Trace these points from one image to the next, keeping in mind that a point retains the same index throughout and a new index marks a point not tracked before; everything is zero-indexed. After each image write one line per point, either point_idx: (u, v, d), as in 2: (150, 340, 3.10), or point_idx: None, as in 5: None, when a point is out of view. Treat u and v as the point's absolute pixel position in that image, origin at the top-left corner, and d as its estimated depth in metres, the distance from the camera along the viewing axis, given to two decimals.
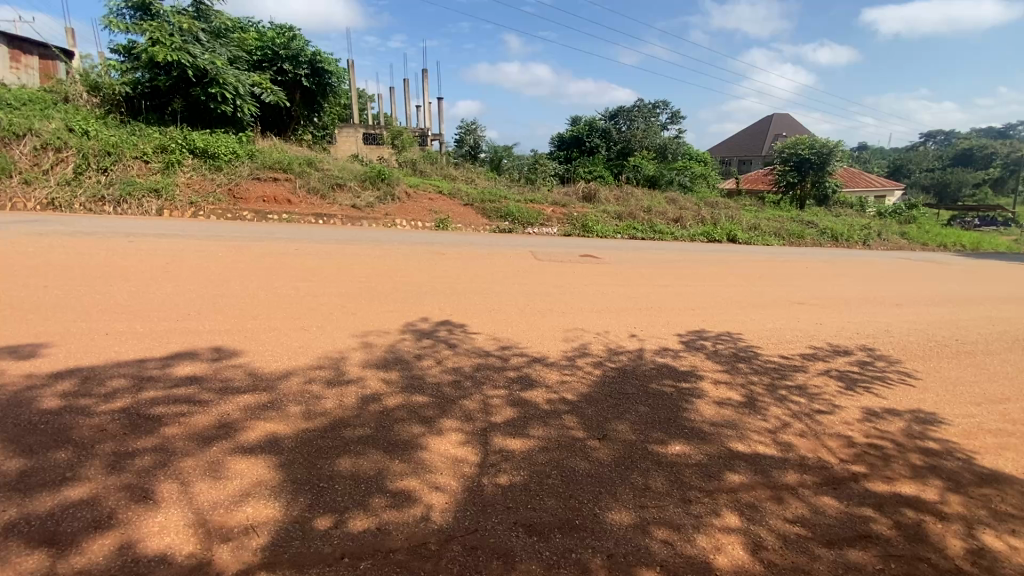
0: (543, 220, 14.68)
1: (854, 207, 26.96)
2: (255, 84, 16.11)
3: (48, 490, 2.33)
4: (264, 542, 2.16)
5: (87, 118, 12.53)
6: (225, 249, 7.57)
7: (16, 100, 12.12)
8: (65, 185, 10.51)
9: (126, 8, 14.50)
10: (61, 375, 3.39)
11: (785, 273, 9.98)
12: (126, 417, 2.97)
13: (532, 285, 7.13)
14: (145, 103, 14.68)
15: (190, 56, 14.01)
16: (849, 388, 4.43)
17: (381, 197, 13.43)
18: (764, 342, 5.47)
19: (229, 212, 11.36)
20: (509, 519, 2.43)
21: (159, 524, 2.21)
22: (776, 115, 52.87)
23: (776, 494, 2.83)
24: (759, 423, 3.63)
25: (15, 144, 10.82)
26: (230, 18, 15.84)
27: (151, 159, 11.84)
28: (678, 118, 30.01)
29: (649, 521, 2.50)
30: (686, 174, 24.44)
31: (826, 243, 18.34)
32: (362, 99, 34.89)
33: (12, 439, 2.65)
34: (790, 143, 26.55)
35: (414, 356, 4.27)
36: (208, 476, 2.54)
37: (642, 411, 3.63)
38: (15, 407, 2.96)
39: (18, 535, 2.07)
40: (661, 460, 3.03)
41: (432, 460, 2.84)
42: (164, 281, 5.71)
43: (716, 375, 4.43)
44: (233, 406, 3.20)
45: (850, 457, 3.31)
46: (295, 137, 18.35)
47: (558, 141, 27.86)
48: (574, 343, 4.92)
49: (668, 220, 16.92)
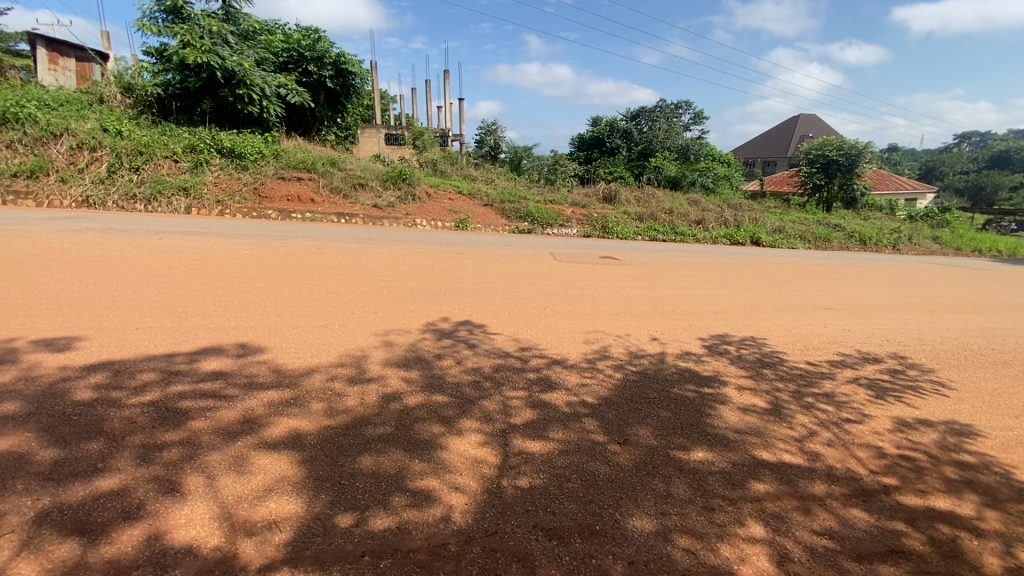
0: (563, 220, 14.65)
1: (882, 210, 26.28)
2: (281, 85, 16.41)
3: (80, 480, 2.39)
4: (286, 538, 2.18)
5: (122, 118, 12.94)
6: (250, 247, 7.72)
7: (54, 100, 12.55)
8: (99, 183, 10.85)
9: (159, 11, 14.91)
10: (93, 368, 3.49)
11: (810, 277, 9.76)
12: (155, 410, 3.04)
13: (552, 286, 7.11)
14: (176, 104, 15.04)
15: (219, 58, 14.39)
16: (879, 397, 4.30)
17: (403, 197, 13.56)
18: (790, 348, 5.34)
19: (255, 211, 11.57)
20: (529, 522, 2.41)
21: (185, 516, 2.26)
22: (801, 115, 51.81)
23: (803, 505, 2.75)
24: (785, 431, 3.54)
25: (53, 143, 11.23)
26: (258, 21, 16.16)
27: (181, 158, 12.14)
28: (702, 119, 29.66)
29: (671, 528, 2.46)
30: (708, 175, 24.17)
31: (854, 247, 17.89)
32: (384, 100, 35.40)
33: (47, 430, 2.74)
34: (818, 144, 25.93)
35: (434, 356, 4.28)
36: (233, 470, 2.58)
37: (664, 416, 3.57)
38: (50, 398, 3.06)
39: (52, 523, 2.13)
40: (683, 467, 2.97)
41: (452, 460, 2.84)
42: (191, 277, 5.84)
43: (740, 381, 4.34)
44: (257, 402, 3.25)
45: (880, 469, 3.20)
46: (319, 137, 18.67)
47: (578, 142, 27.74)
48: (595, 345, 4.89)
49: (689, 222, 16.72)
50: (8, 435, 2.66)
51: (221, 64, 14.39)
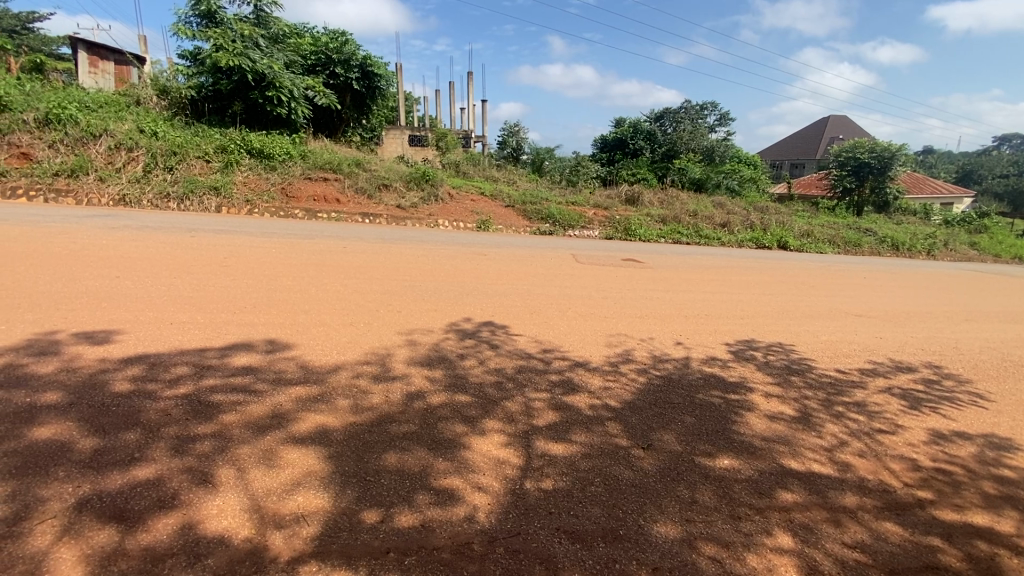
0: (584, 222, 14.59)
1: (916, 215, 25.44)
2: (309, 87, 16.73)
3: (118, 469, 2.48)
4: (314, 532, 2.22)
5: (157, 120, 13.38)
6: (278, 246, 7.89)
7: (95, 103, 13.05)
8: (135, 181, 11.25)
9: (193, 16, 15.35)
10: (130, 361, 3.61)
11: (840, 283, 9.50)
12: (188, 403, 3.13)
13: (574, 288, 7.10)
14: (209, 106, 15.48)
15: (250, 61, 14.80)
16: (914, 408, 4.16)
17: (426, 198, 13.69)
18: (819, 355, 5.21)
19: (282, 210, 11.82)
20: (552, 524, 2.41)
21: (217, 507, 2.32)
22: (832, 117, 50.50)
23: (833, 517, 2.68)
24: (814, 440, 3.46)
25: (92, 143, 11.65)
26: (287, 25, 16.52)
27: (212, 159, 12.47)
28: (728, 121, 29.18)
29: (696, 536, 2.42)
30: (734, 178, 23.76)
31: (885, 252, 17.34)
32: (409, 102, 35.79)
33: (87, 419, 2.85)
34: (848, 146, 25.22)
35: (457, 356, 4.30)
36: (263, 464, 2.64)
37: (689, 421, 3.53)
38: (90, 389, 3.19)
39: (91, 509, 2.22)
40: (708, 473, 2.93)
41: (475, 460, 2.85)
42: (223, 274, 6.00)
43: (768, 387, 4.25)
44: (286, 397, 3.32)
45: (914, 482, 3.11)
46: (344, 139, 19.00)
47: (600, 144, 27.45)
48: (618, 348, 4.86)
49: (714, 225, 16.45)
50: (51, 424, 2.77)
51: (251, 67, 14.77)
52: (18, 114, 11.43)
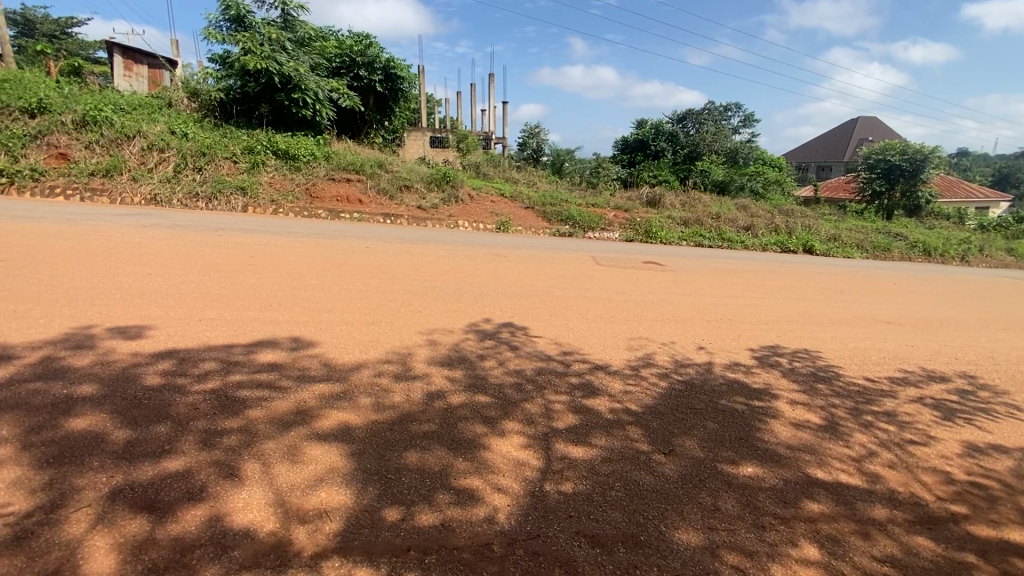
0: (604, 224, 14.51)
1: (950, 219, 24.62)
2: (333, 89, 16.99)
3: (149, 460, 2.56)
4: (337, 528, 2.26)
5: (187, 121, 13.77)
6: (302, 245, 8.04)
7: (129, 105, 13.50)
8: (166, 181, 11.60)
9: (223, 20, 15.75)
10: (161, 356, 3.72)
11: (868, 288, 9.25)
12: (216, 398, 3.21)
13: (594, 290, 7.06)
14: (237, 108, 15.87)
15: (277, 64, 15.15)
16: (947, 419, 4.02)
17: (446, 199, 13.77)
18: (847, 362, 5.07)
19: (306, 210, 12.02)
20: (572, 528, 2.40)
21: (243, 500, 2.37)
22: (861, 118, 49.23)
23: (862, 529, 2.61)
24: (841, 450, 3.37)
25: (126, 144, 12.03)
26: (314, 28, 16.84)
27: (239, 159, 12.77)
28: (752, 122, 28.69)
29: (718, 544, 2.38)
30: (758, 180, 23.31)
31: (916, 258, 16.83)
32: (430, 104, 36.11)
33: (119, 412, 2.94)
34: (878, 148, 24.52)
35: (477, 356, 4.32)
36: (287, 459, 2.69)
37: (711, 427, 3.47)
38: (123, 381, 3.29)
39: (124, 499, 2.29)
40: (731, 481, 2.88)
41: (495, 461, 2.86)
42: (249, 272, 6.13)
43: (793, 395, 4.16)
44: (309, 394, 3.38)
45: (948, 496, 3.00)
46: (367, 140, 19.26)
47: (621, 145, 26.97)
48: (639, 352, 4.81)
49: (738, 228, 16.16)
50: (86, 415, 2.88)
51: (278, 69, 15.10)
52: (57, 116, 11.86)
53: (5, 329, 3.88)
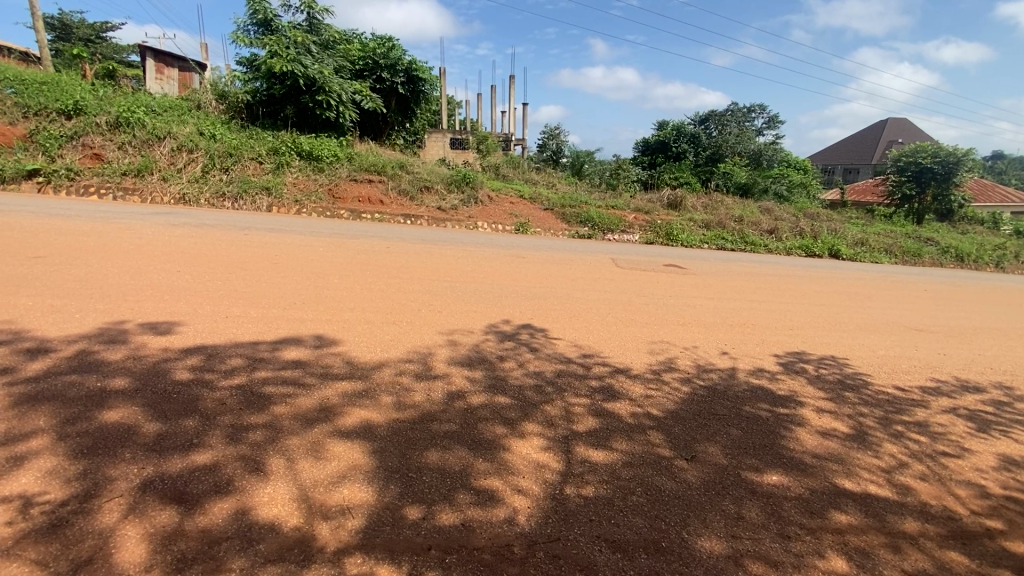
0: (624, 227, 14.40)
1: (984, 224, 23.81)
2: (356, 91, 17.21)
3: (178, 453, 2.62)
4: (359, 524, 2.28)
5: (215, 123, 14.10)
6: (326, 245, 8.17)
7: (160, 107, 13.89)
8: (194, 181, 11.90)
9: (251, 24, 16.11)
10: (190, 351, 3.81)
11: (897, 295, 8.99)
12: (242, 393, 3.28)
13: (614, 293, 7.02)
14: (263, 110, 16.21)
15: (302, 67, 15.45)
16: (981, 431, 3.88)
17: (465, 200, 13.85)
18: (875, 370, 4.93)
19: (329, 210, 12.20)
20: (592, 532, 2.38)
21: (268, 495, 2.41)
22: (889, 120, 47.96)
23: (892, 542, 2.54)
24: (869, 460, 3.28)
25: (156, 145, 12.37)
26: (338, 32, 17.13)
27: (265, 160, 13.05)
28: (776, 124, 28.22)
29: (743, 553, 2.34)
30: (783, 182, 22.88)
31: (948, 264, 16.30)
32: (451, 105, 36.39)
33: (151, 405, 3.03)
34: (909, 150, 23.84)
35: (497, 357, 4.32)
36: (311, 455, 2.73)
37: (734, 434, 3.41)
38: (154, 376, 3.38)
39: (155, 490, 2.35)
40: (755, 489, 2.83)
41: (515, 462, 2.86)
42: (274, 271, 6.25)
43: (819, 402, 4.07)
44: (333, 391, 3.42)
45: (983, 510, 2.90)
46: (389, 142, 19.47)
47: (642, 146, 26.61)
48: (660, 356, 4.75)
49: (761, 231, 15.86)
50: (119, 407, 2.96)
51: (303, 72, 15.39)
52: (92, 117, 12.25)
53: (43, 323, 4.01)
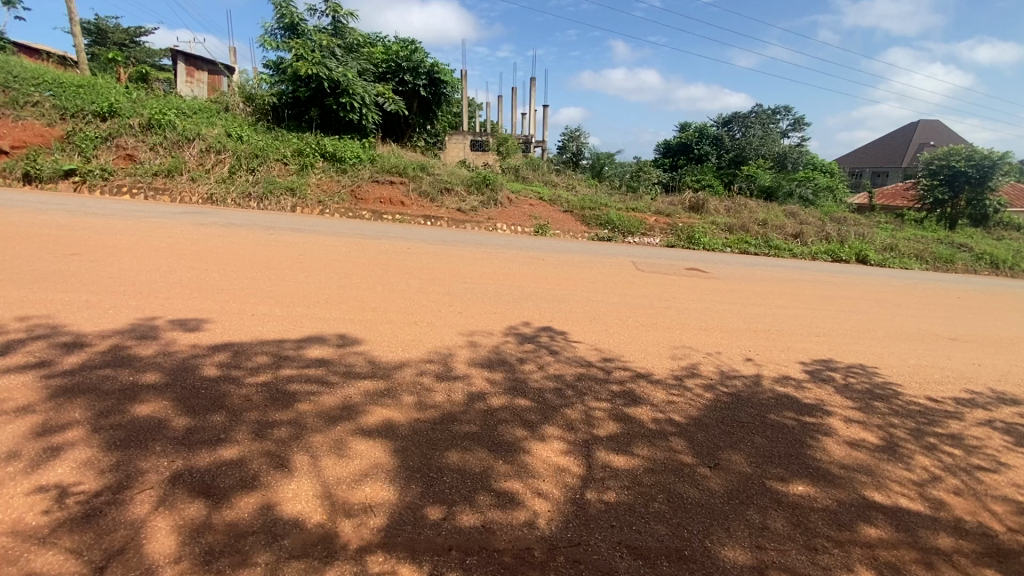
0: (645, 229, 14.25)
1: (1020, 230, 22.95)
2: (379, 94, 17.43)
3: (206, 447, 2.68)
4: (381, 523, 2.30)
5: (242, 125, 14.45)
6: (348, 245, 8.27)
7: (190, 109, 14.27)
8: (221, 182, 12.18)
9: (278, 28, 16.44)
10: (217, 348, 3.90)
11: (928, 302, 8.72)
12: (268, 390, 3.34)
13: (635, 296, 6.96)
14: (288, 112, 16.50)
15: (326, 70, 15.71)
16: (1020, 445, 3.73)
17: (485, 202, 13.90)
18: (906, 380, 4.78)
19: (351, 211, 12.38)
20: (613, 537, 2.36)
21: (293, 491, 2.45)
22: (920, 122, 46.60)
23: (924, 559, 2.45)
24: (901, 472, 3.18)
25: (186, 146, 12.72)
26: (361, 35, 17.39)
27: (290, 161, 13.30)
28: (803, 125, 27.65)
29: (767, 564, 2.29)
30: (809, 186, 22.41)
31: (982, 271, 15.75)
32: (471, 108, 36.58)
33: (180, 399, 3.11)
34: (942, 153, 23.13)
35: (517, 359, 4.32)
36: (334, 453, 2.77)
37: (759, 442, 3.35)
38: (183, 371, 3.47)
39: (184, 483, 2.41)
40: (780, 499, 2.77)
41: (535, 465, 2.85)
42: (298, 270, 6.35)
43: (847, 412, 3.96)
44: (355, 390, 3.47)
45: (1021, 527, 2.79)
46: (410, 143, 19.65)
47: (663, 148, 26.35)
48: (682, 361, 4.69)
49: (785, 235, 15.56)
50: (149, 401, 3.05)
51: (328, 75, 15.66)
52: (125, 119, 12.64)
53: (79, 318, 4.16)
